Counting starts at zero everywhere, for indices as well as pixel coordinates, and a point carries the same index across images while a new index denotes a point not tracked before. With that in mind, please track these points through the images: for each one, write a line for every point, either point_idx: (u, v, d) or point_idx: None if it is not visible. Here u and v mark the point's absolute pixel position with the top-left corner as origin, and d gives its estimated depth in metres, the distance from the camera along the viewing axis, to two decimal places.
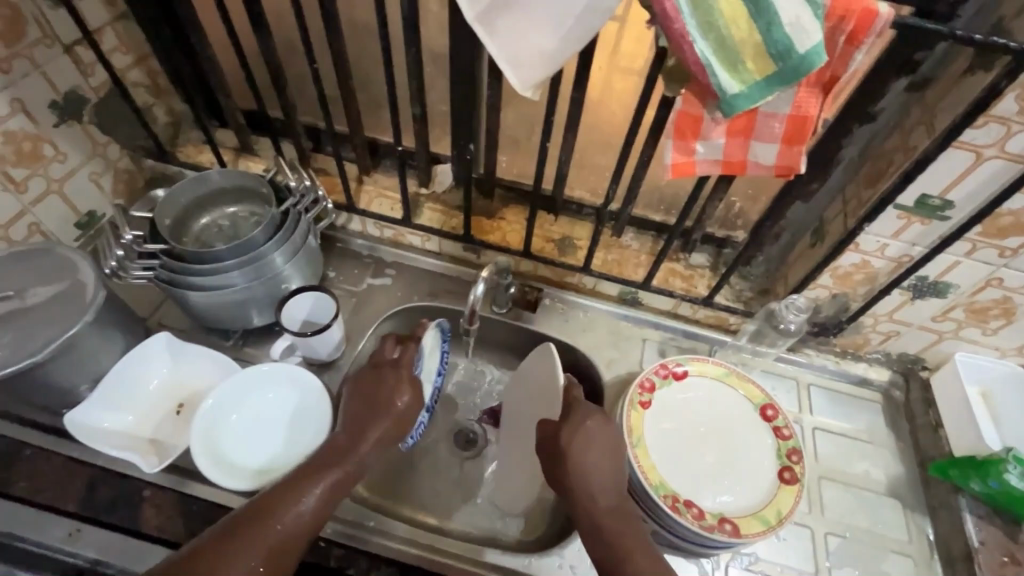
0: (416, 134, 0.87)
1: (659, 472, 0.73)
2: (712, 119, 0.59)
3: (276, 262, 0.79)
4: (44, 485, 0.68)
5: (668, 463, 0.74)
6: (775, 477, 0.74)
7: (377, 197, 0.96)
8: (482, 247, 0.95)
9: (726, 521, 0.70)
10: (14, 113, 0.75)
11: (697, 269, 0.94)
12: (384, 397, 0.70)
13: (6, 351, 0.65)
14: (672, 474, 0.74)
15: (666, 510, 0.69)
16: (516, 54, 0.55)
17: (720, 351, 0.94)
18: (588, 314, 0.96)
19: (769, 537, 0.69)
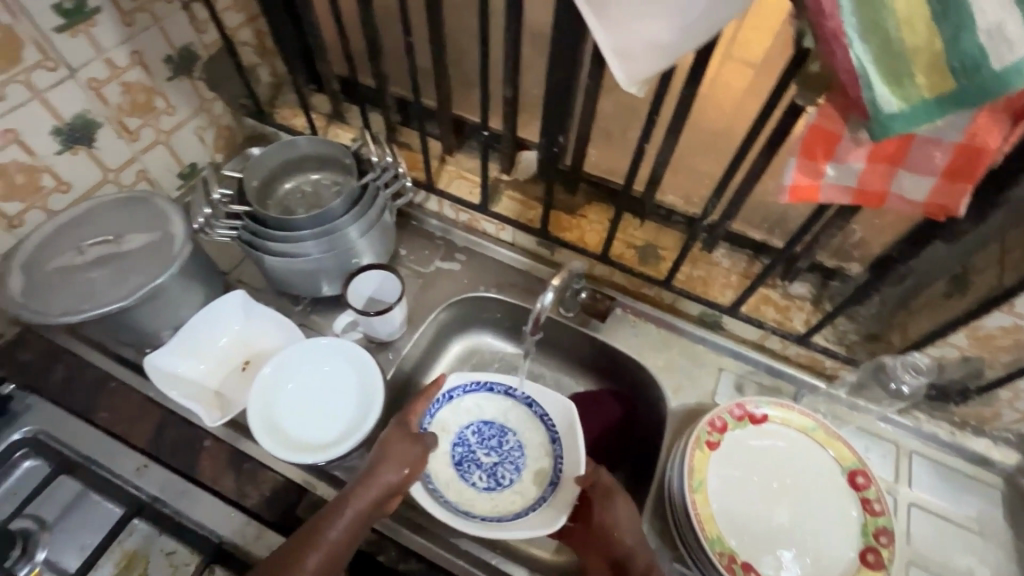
0: (505, 118, 0.82)
1: (717, 524, 0.66)
2: (853, 139, 0.49)
3: (350, 236, 0.79)
4: (122, 418, 0.74)
5: (730, 517, 0.67)
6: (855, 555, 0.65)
7: (456, 179, 0.93)
8: (557, 244, 0.90)
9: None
10: (133, 65, 0.79)
11: (795, 300, 0.84)
12: (382, 466, 0.65)
13: (101, 292, 0.69)
14: (732, 529, 0.67)
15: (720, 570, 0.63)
16: (626, 46, 0.48)
17: (807, 398, 0.83)
18: (661, 331, 0.88)
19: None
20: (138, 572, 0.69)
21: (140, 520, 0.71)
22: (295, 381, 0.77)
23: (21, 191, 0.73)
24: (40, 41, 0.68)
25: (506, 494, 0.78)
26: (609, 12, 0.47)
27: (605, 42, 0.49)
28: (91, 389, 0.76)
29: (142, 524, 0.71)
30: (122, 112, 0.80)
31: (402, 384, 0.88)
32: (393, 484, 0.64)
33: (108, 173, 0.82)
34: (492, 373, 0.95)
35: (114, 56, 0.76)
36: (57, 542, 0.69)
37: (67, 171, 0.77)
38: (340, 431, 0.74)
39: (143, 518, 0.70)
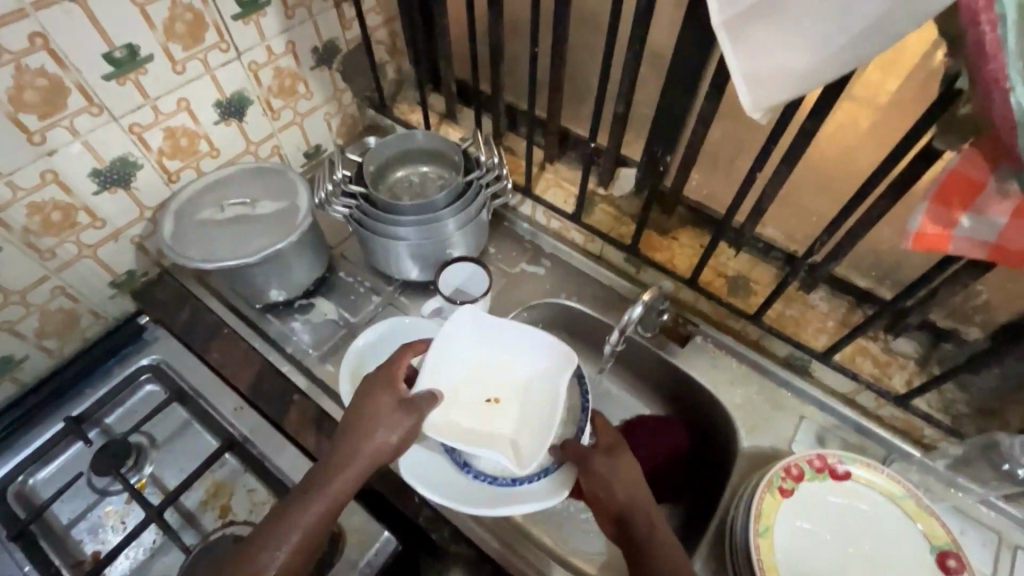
0: (612, 133, 0.83)
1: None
2: (999, 189, 0.45)
3: (449, 227, 0.84)
4: (228, 361, 0.83)
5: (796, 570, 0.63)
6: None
7: (553, 187, 0.96)
8: (645, 263, 0.90)
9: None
10: (287, 53, 0.89)
11: (897, 357, 0.78)
12: (378, 398, 0.66)
13: (232, 248, 0.78)
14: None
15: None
16: (759, 70, 0.48)
17: (898, 464, 0.77)
18: (742, 367, 0.85)
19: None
20: (222, 501, 0.76)
21: (232, 454, 0.78)
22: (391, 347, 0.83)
23: (183, 152, 0.83)
24: (220, 25, 0.77)
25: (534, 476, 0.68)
26: (746, 36, 0.47)
27: (736, 66, 0.49)
28: (208, 332, 0.85)
29: (233, 458, 0.78)
30: (271, 93, 0.90)
31: None
32: (370, 448, 0.63)
33: (249, 145, 0.93)
34: None
35: (273, 44, 0.86)
36: (164, 461, 0.78)
37: (219, 139, 0.87)
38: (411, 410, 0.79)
39: (234, 453, 0.78)
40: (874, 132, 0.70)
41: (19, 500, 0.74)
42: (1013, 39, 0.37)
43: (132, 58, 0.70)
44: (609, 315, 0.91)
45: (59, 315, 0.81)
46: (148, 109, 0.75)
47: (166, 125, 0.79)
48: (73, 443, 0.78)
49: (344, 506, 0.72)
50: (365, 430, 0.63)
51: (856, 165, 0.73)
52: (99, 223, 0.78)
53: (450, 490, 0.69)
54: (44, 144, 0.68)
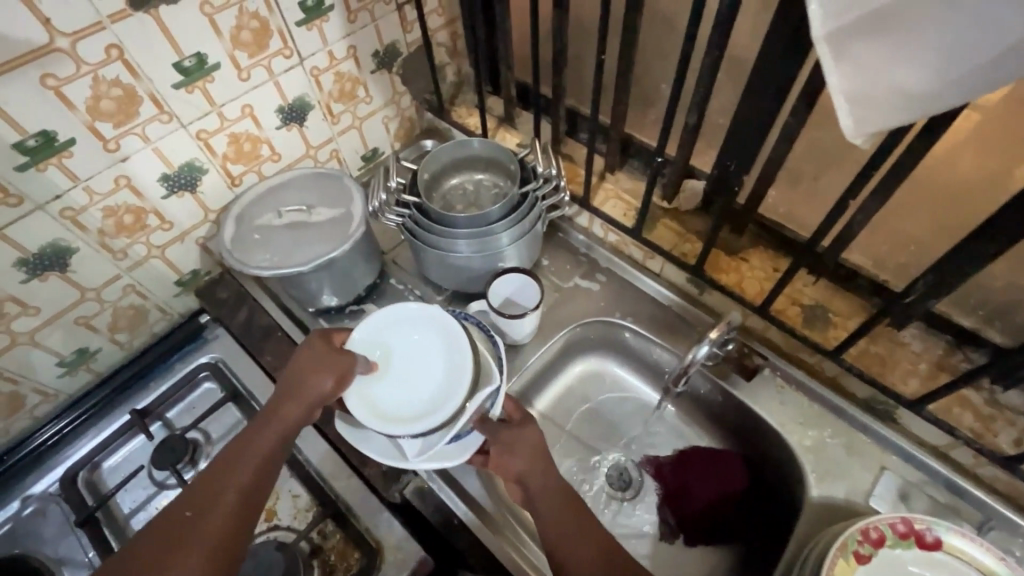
0: (681, 144, 0.77)
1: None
2: None
3: (502, 241, 0.81)
4: (280, 365, 0.84)
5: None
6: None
7: (612, 199, 0.91)
8: (710, 286, 0.83)
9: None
10: (348, 57, 0.88)
11: (1004, 410, 0.68)
12: (313, 377, 0.63)
13: (287, 255, 0.79)
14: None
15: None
16: (866, 90, 0.41)
17: (999, 532, 0.67)
18: (816, 408, 0.77)
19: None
20: (268, 503, 0.77)
21: None
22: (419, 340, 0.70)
23: (246, 156, 0.85)
24: (285, 31, 0.77)
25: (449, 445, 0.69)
26: (852, 52, 0.40)
27: (837, 84, 0.42)
28: (263, 333, 0.87)
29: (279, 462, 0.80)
30: (331, 98, 0.90)
31: (521, 392, 0.88)
32: (301, 406, 0.63)
33: (309, 149, 0.93)
34: (611, 404, 0.92)
35: (335, 49, 0.85)
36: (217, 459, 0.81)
37: (280, 143, 0.89)
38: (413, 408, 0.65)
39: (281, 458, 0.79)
40: (1002, 139, 0.60)
41: (88, 486, 0.79)
42: None
43: (201, 66, 0.72)
44: (667, 340, 0.86)
45: (130, 311, 0.85)
46: (214, 116, 0.77)
47: (231, 130, 0.80)
48: (137, 435, 0.82)
49: (382, 522, 0.71)
50: (292, 393, 0.63)
51: (982, 179, 0.63)
52: (167, 225, 0.81)
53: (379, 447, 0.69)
54: (117, 151, 0.70)
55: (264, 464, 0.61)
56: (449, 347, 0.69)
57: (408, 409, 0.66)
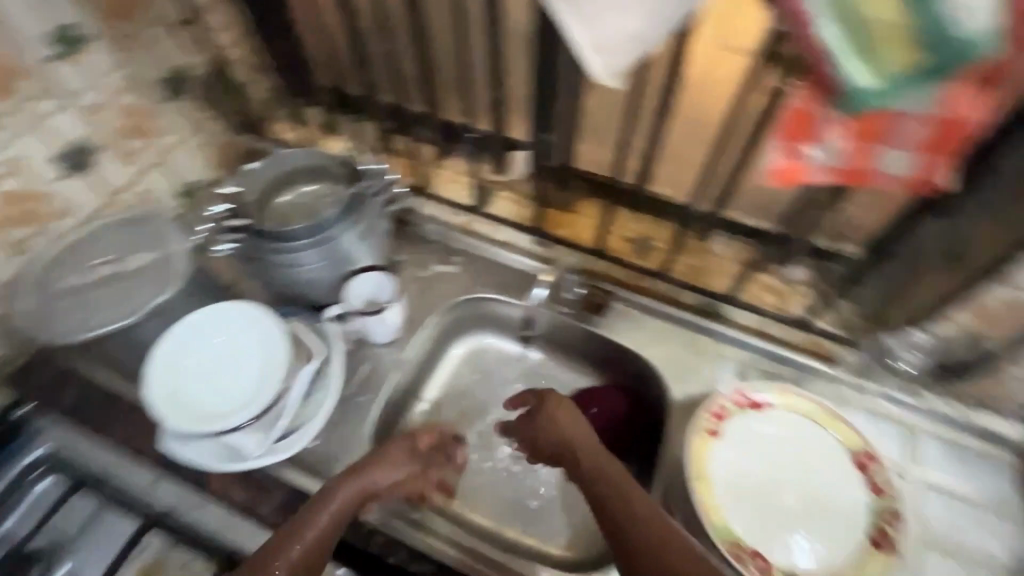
0: (494, 118, 0.83)
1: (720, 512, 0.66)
2: (833, 118, 0.48)
3: (347, 242, 0.80)
4: (130, 434, 0.75)
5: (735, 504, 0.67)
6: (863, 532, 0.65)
7: (452, 181, 0.96)
8: (552, 241, 0.92)
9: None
10: (128, 88, 0.80)
11: (795, 286, 0.84)
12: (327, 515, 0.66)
13: (107, 311, 0.74)
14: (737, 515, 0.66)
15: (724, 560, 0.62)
16: (603, 37, 0.48)
17: (813, 381, 0.82)
18: (662, 323, 0.88)
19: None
20: None
21: (155, 532, 0.71)
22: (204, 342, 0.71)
23: (25, 217, 0.74)
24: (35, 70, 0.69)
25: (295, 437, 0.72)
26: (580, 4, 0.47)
27: (579, 37, 0.49)
28: (101, 406, 0.77)
29: (156, 536, 0.72)
30: (120, 136, 0.82)
31: (407, 387, 0.89)
32: (360, 485, 0.68)
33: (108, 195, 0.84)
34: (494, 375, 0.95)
35: (109, 82, 0.78)
36: (76, 559, 0.70)
37: (70, 195, 0.79)
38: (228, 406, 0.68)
39: (157, 531, 0.71)
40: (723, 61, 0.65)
41: None
42: None
43: None
44: (528, 299, 0.90)
45: None
46: None
47: None
48: None
49: None
50: (355, 471, 0.69)
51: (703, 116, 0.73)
52: None
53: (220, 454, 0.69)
54: None
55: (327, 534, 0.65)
56: (262, 340, 0.71)
57: (225, 409, 0.68)
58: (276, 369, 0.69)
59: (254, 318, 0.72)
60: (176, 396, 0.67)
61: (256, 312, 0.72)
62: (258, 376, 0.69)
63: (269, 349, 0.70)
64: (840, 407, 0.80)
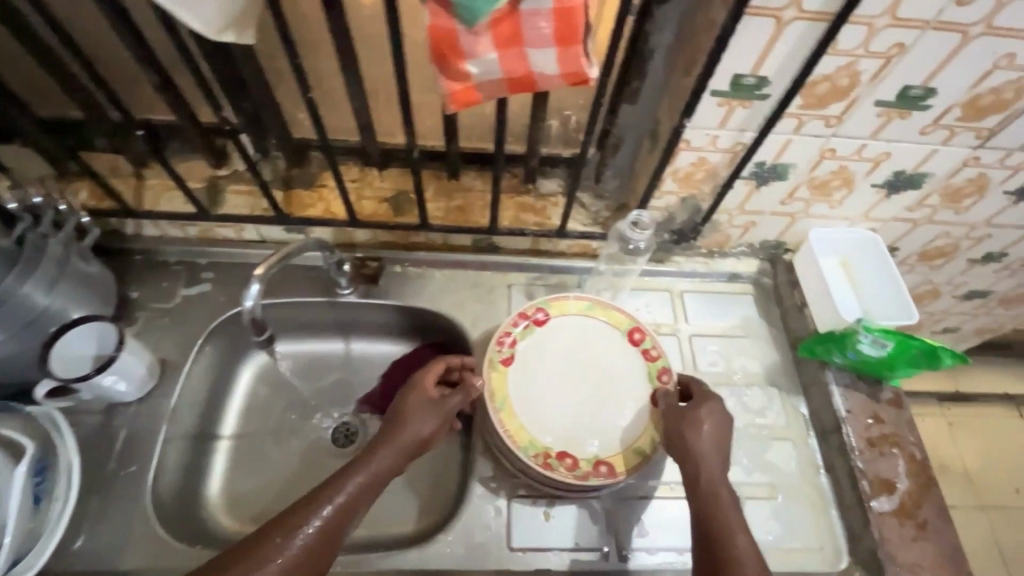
0: (173, 106, 0.70)
1: (528, 432, 0.71)
2: (467, 30, 0.47)
3: (29, 301, 0.64)
4: None
5: (538, 420, 0.72)
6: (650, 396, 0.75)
7: (166, 193, 0.82)
8: (306, 225, 0.83)
9: (602, 465, 0.70)
10: None
11: (549, 198, 0.87)
12: (409, 424, 0.67)
13: None
14: (543, 429, 0.72)
15: (538, 469, 0.68)
16: None
17: (590, 280, 0.88)
18: (445, 271, 0.87)
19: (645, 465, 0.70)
20: None
21: None
22: None
23: None
24: None
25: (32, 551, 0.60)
26: None
27: None
28: None
29: None
30: None
31: (193, 433, 0.78)
32: (400, 443, 0.66)
33: None
34: (299, 384, 0.87)
35: None
36: None
37: None
38: None
39: None
40: None
41: None
42: None
43: None
44: (302, 292, 0.84)
45: None
46: None
47: None
48: None
49: None
50: (386, 441, 0.66)
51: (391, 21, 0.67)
52: None
53: None
54: None
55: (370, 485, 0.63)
56: None
57: None
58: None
59: None
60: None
61: None
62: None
63: None
64: (613, 295, 0.87)
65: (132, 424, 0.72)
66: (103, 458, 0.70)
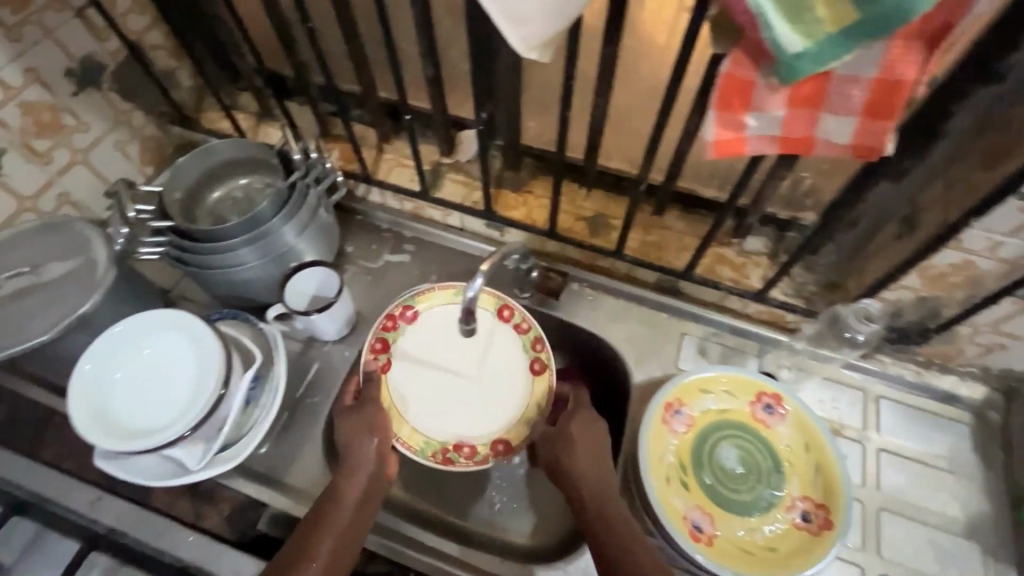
0: (432, 97, 0.78)
1: (421, 433, 0.77)
2: (767, 85, 0.45)
3: (286, 236, 0.76)
4: (69, 453, 0.72)
5: (433, 417, 0.78)
6: (830, 493, 0.67)
7: (396, 167, 0.91)
8: (505, 226, 0.88)
9: (498, 444, 0.77)
10: (30, 83, 0.74)
11: (750, 256, 0.82)
12: (360, 440, 0.68)
13: (20, 329, 0.67)
14: (436, 427, 0.78)
15: (436, 468, 0.74)
16: (515, 9, 0.44)
17: (773, 352, 0.81)
18: (621, 302, 0.86)
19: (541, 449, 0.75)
20: None
21: (100, 552, 0.69)
22: (136, 353, 0.67)
23: None
24: None
25: (235, 447, 0.70)
26: None
27: (491, 7, 0.45)
28: (34, 425, 0.74)
29: (102, 556, 0.69)
30: (28, 134, 0.76)
31: None
32: (375, 452, 0.68)
33: (24, 202, 0.78)
34: None
35: (5, 76, 0.72)
36: None
37: None
38: (161, 423, 0.64)
39: (101, 550, 0.69)
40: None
41: None
42: None
43: None
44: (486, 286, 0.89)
45: None
46: None
47: None
48: None
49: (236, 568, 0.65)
50: (352, 467, 0.66)
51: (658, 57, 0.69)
52: None
53: (160, 472, 0.67)
54: None
55: (364, 501, 0.64)
56: (196, 349, 0.67)
57: (155, 426, 0.63)
58: (209, 384, 0.64)
59: (188, 326, 0.67)
60: (101, 410, 0.63)
61: (186, 321, 0.68)
62: (191, 390, 0.65)
63: (205, 360, 0.66)
64: (798, 377, 0.79)
65: (324, 361, 0.82)
66: (297, 383, 0.80)
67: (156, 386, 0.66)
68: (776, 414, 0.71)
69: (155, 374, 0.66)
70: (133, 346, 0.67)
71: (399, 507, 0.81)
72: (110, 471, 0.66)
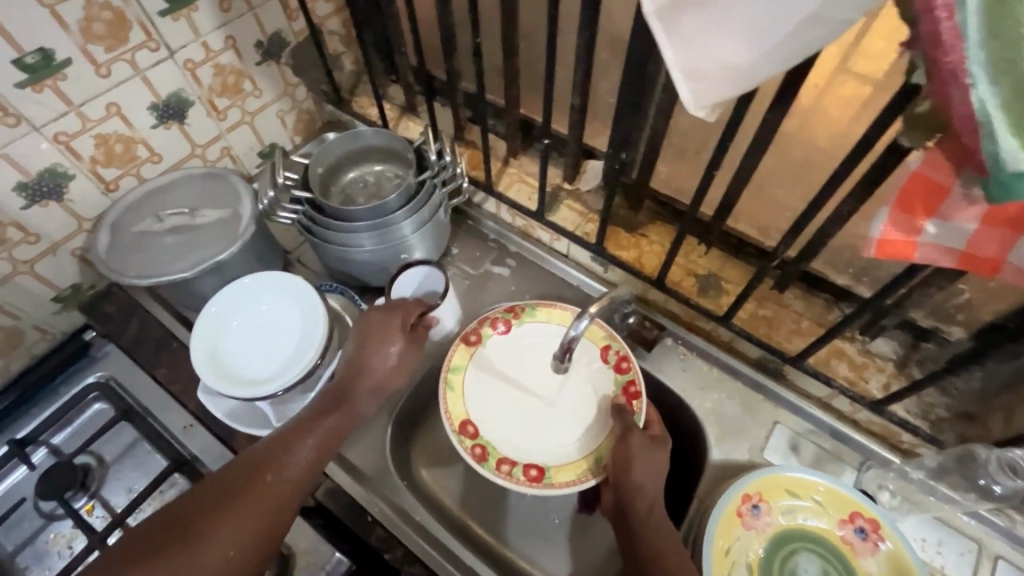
0: (571, 124, 0.78)
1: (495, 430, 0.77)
2: (964, 193, 0.40)
3: (405, 229, 0.79)
4: (178, 376, 0.81)
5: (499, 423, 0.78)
6: None
7: (516, 183, 0.91)
8: (612, 263, 0.85)
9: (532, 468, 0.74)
10: (226, 49, 0.84)
11: (875, 358, 0.73)
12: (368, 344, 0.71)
13: (167, 262, 0.75)
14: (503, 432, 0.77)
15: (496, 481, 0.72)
16: (696, 66, 0.43)
17: (876, 469, 0.73)
18: (714, 370, 0.81)
19: (576, 486, 0.72)
20: None
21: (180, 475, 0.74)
22: (256, 307, 0.73)
23: (119, 159, 0.81)
24: (146, 22, 0.73)
25: None
26: (681, 25, 0.41)
27: (673, 60, 0.43)
28: (155, 345, 0.84)
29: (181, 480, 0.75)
30: (213, 93, 0.86)
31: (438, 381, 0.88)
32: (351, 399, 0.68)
33: (195, 148, 0.89)
34: None
35: (209, 40, 0.81)
36: (112, 482, 0.76)
37: (158, 144, 0.84)
38: (259, 375, 0.69)
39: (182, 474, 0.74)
40: None
41: None
42: (977, 25, 0.32)
43: (47, 63, 0.68)
44: None
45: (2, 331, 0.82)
46: (74, 117, 0.73)
47: (97, 131, 0.76)
48: (19, 467, 0.78)
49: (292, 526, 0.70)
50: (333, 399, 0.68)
51: None
52: (32, 237, 0.78)
53: (249, 419, 0.73)
54: None
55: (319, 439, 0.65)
56: (305, 319, 0.71)
57: (251, 379, 0.68)
58: (309, 351, 0.68)
59: (305, 295, 0.72)
60: (215, 352, 0.70)
61: (300, 290, 0.73)
62: (292, 354, 0.69)
63: (310, 330, 0.70)
64: (900, 505, 0.71)
65: None
66: None
67: (263, 341, 0.71)
68: (869, 542, 0.64)
69: (266, 329, 0.72)
70: (252, 300, 0.73)
71: (440, 508, 0.82)
72: (208, 406, 0.73)
